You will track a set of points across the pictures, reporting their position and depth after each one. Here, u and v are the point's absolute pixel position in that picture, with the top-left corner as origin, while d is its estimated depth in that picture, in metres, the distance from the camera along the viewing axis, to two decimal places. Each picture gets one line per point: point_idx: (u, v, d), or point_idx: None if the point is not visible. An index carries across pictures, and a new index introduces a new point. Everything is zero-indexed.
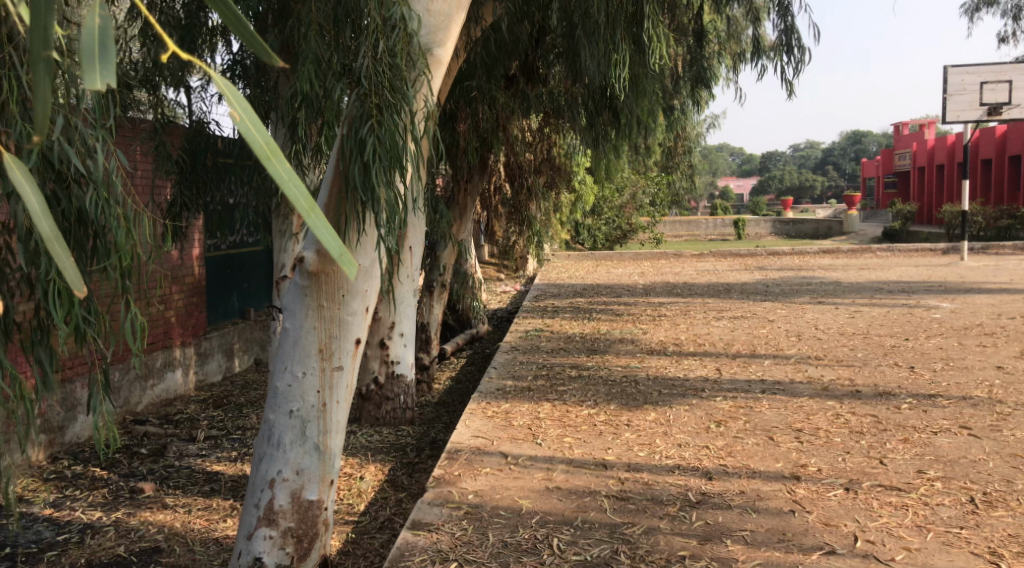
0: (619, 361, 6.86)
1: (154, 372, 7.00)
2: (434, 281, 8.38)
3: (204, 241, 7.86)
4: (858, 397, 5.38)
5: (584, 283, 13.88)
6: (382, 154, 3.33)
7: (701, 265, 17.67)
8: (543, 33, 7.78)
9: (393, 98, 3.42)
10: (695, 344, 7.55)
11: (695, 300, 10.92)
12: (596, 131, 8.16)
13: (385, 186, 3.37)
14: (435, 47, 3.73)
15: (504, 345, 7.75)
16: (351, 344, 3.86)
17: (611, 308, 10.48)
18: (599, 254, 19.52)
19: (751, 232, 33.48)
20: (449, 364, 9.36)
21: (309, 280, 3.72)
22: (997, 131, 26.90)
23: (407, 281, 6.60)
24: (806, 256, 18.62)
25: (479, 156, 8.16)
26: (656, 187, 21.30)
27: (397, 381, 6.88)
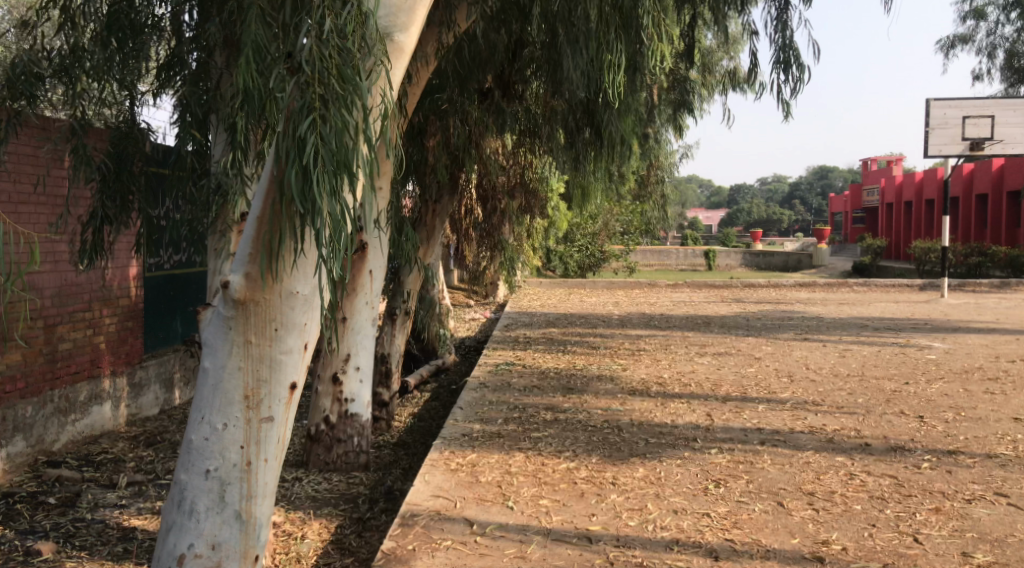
0: (598, 402, 6.21)
1: (77, 407, 6.15)
2: (396, 309, 7.61)
3: (141, 258, 7.06)
4: (870, 452, 4.78)
5: (557, 312, 13.27)
6: (326, 158, 2.69)
7: (676, 296, 17.16)
8: (522, 45, 7.23)
9: (342, 90, 2.77)
10: (680, 384, 6.95)
11: (675, 334, 10.34)
12: (577, 150, 7.57)
13: (328, 197, 2.72)
14: (395, 30, 3.08)
15: (472, 381, 7.05)
16: (285, 389, 3.14)
17: (587, 340, 9.86)
18: (572, 281, 18.95)
19: (722, 263, 33.22)
20: (412, 398, 8.62)
21: (235, 310, 3.03)
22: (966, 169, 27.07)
23: (365, 309, 6.02)
24: (782, 290, 18.27)
25: (449, 174, 7.51)
26: (631, 215, 20.87)
27: (350, 421, 6.15)
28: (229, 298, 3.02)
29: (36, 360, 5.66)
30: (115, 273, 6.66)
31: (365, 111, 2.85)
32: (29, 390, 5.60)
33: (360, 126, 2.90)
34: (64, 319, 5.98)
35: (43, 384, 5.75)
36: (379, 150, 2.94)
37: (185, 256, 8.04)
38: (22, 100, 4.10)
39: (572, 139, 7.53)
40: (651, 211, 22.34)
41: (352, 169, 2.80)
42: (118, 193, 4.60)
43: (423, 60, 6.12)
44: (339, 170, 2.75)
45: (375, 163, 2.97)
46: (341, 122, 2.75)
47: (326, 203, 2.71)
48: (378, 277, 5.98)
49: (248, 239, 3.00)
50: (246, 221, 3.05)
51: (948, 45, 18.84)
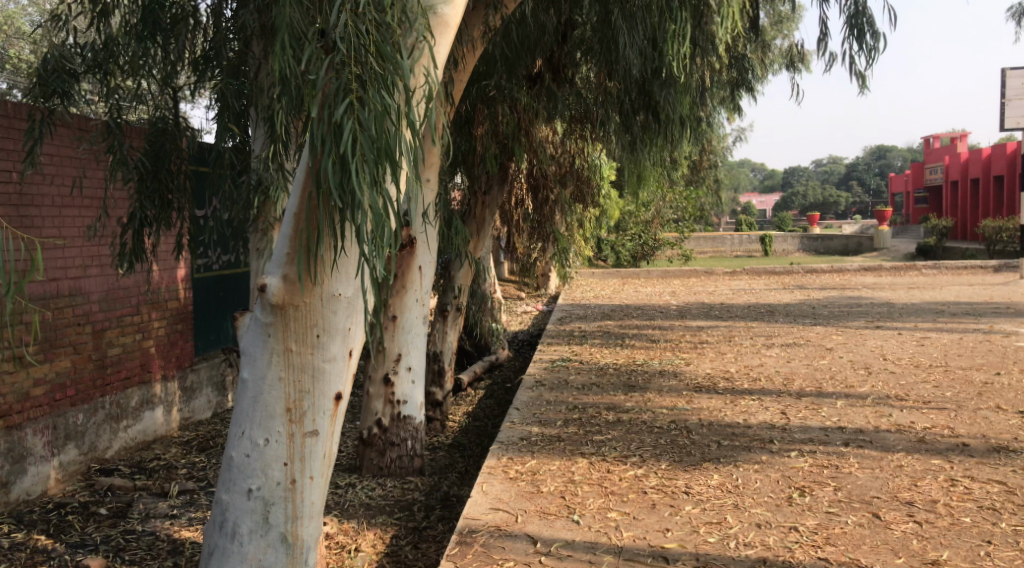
0: (662, 401, 5.85)
1: (128, 413, 6.04)
2: (447, 305, 7.36)
3: (189, 260, 6.94)
4: (970, 453, 4.32)
5: (612, 304, 12.88)
6: (364, 146, 2.42)
7: (734, 284, 16.59)
8: (572, 26, 7.04)
9: (381, 69, 2.49)
10: (748, 379, 6.54)
11: (738, 325, 9.87)
12: (633, 134, 7.12)
13: (370, 189, 2.45)
14: (439, 3, 2.80)
15: (529, 380, 6.75)
16: (329, 401, 2.88)
17: (645, 333, 9.48)
18: (625, 271, 18.50)
19: (779, 248, 32.21)
20: (466, 396, 8.38)
21: (273, 316, 2.79)
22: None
23: (416, 305, 5.84)
24: (846, 275, 17.51)
25: (499, 165, 7.24)
26: (684, 201, 20.27)
27: (403, 424, 5.93)
28: (267, 303, 2.79)
29: (86, 366, 5.56)
30: (161, 275, 6.55)
31: (407, 92, 2.57)
32: (80, 398, 5.50)
33: (402, 110, 2.62)
34: (113, 323, 5.87)
35: (94, 391, 5.64)
36: (424, 136, 2.66)
37: (234, 256, 7.91)
38: (55, 97, 3.95)
39: (628, 121, 7.10)
40: (704, 197, 21.67)
41: (394, 158, 2.52)
42: (157, 193, 4.40)
43: (469, 44, 5.85)
44: (380, 158, 2.47)
45: (420, 151, 2.68)
46: (380, 104, 2.47)
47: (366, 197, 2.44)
48: (427, 273, 5.81)
49: (285, 237, 2.76)
50: (283, 218, 2.81)
51: (1020, 11, 17.61)
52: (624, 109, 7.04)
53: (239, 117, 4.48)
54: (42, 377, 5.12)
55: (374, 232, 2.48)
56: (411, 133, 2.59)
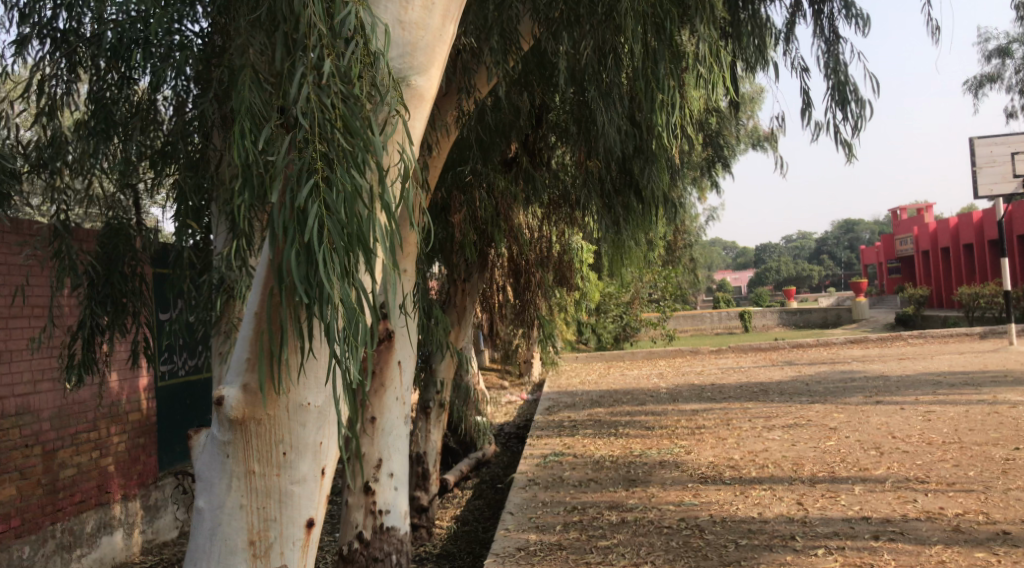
0: (667, 496, 5.41)
1: (83, 540, 5.47)
2: (430, 401, 6.97)
3: (153, 366, 6.49)
4: (1014, 543, 3.93)
5: (600, 389, 12.46)
6: (332, 232, 2.11)
7: (723, 362, 16.27)
8: (546, 110, 6.92)
9: (349, 146, 2.21)
10: (756, 467, 6.12)
11: (733, 406, 9.48)
12: (616, 213, 6.88)
13: (339, 280, 2.12)
14: (411, 73, 2.56)
15: (521, 478, 6.29)
16: (300, 530, 2.46)
17: (639, 420, 9.05)
18: (609, 354, 18.16)
19: (759, 323, 32.11)
20: (453, 498, 7.84)
21: (231, 433, 2.40)
22: None
23: (396, 405, 5.45)
24: (833, 348, 17.29)
25: (478, 251, 7.03)
26: (664, 281, 20.16)
27: (387, 537, 5.44)
28: (224, 418, 2.40)
29: (34, 492, 5.04)
30: (123, 385, 6.09)
31: (380, 171, 2.28)
32: (26, 528, 4.94)
33: (375, 190, 2.33)
34: (66, 442, 5.38)
35: (42, 519, 5.10)
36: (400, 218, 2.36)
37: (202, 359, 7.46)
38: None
39: (609, 201, 6.86)
40: (683, 277, 21.57)
41: (367, 244, 2.21)
42: (110, 298, 4.02)
43: (442, 129, 5.73)
44: (351, 246, 2.16)
45: (397, 236, 2.37)
46: (348, 184, 2.18)
47: (335, 292, 2.11)
48: (408, 368, 5.44)
49: (244, 341, 2.41)
50: (243, 319, 2.46)
51: (976, 84, 18.21)
52: (605, 188, 6.81)
53: (197, 213, 4.21)
54: None
55: (345, 332, 2.13)
56: (388, 217, 2.29)
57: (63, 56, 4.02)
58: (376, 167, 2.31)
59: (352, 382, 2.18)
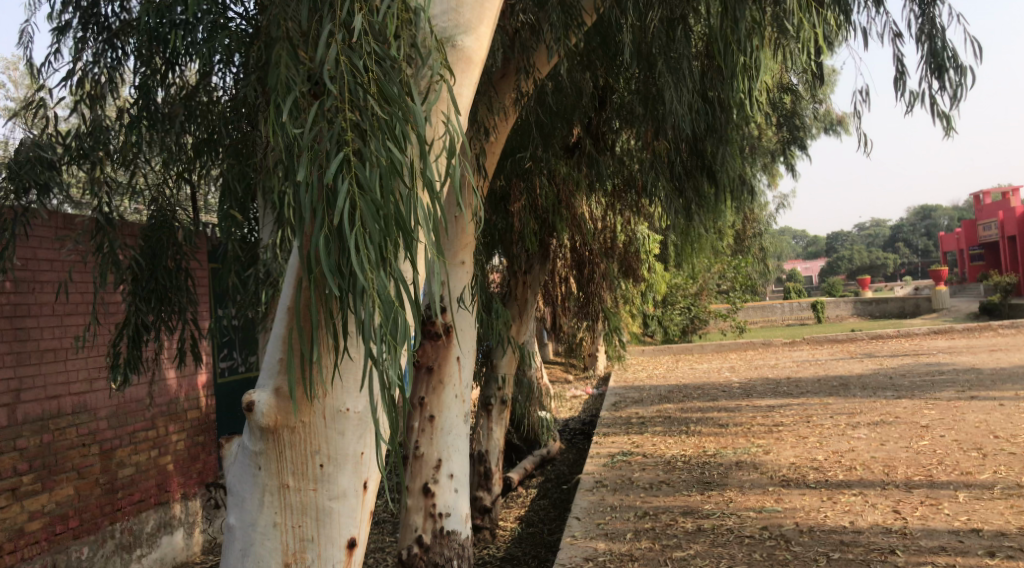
0: (748, 502, 5.00)
1: (142, 540, 5.38)
2: (492, 397, 6.68)
3: (210, 363, 6.39)
4: None
5: (668, 384, 11.98)
6: (365, 215, 1.84)
7: (797, 355, 15.55)
8: (610, 90, 6.55)
9: (385, 115, 1.94)
10: (844, 470, 5.63)
11: (812, 402, 8.92)
12: (688, 198, 6.47)
13: (373, 268, 1.84)
14: (457, 32, 2.26)
15: (588, 480, 5.96)
16: (340, 551, 2.19)
17: (711, 416, 8.59)
18: (676, 348, 17.60)
19: (832, 314, 30.82)
20: (517, 498, 7.56)
21: (262, 443, 2.15)
22: None
23: (456, 404, 5.32)
24: (916, 339, 16.34)
25: (540, 241, 6.75)
26: (734, 271, 19.43)
27: (447, 542, 5.18)
28: (256, 425, 2.16)
29: (92, 492, 4.96)
30: (182, 382, 6.00)
31: (421, 143, 2.00)
32: (85, 529, 4.87)
33: (416, 166, 2.05)
34: (124, 441, 5.30)
35: (101, 519, 5.02)
36: (445, 197, 2.07)
37: None
38: (32, 192, 3.48)
39: (680, 184, 6.45)
40: (753, 267, 20.79)
41: (406, 227, 1.92)
42: (155, 294, 3.84)
43: (500, 112, 5.47)
44: (387, 231, 1.88)
45: (443, 220, 2.09)
46: (384, 158, 1.90)
47: (369, 284, 1.83)
48: (467, 364, 5.36)
49: (276, 340, 2.17)
50: (274, 316, 2.21)
51: None
52: (675, 171, 6.38)
53: (243, 203, 4.02)
54: (38, 508, 4.53)
55: (381, 329, 1.85)
56: (431, 197, 2.01)
57: (106, 40, 3.86)
58: (416, 139, 2.03)
59: (392, 388, 1.90)
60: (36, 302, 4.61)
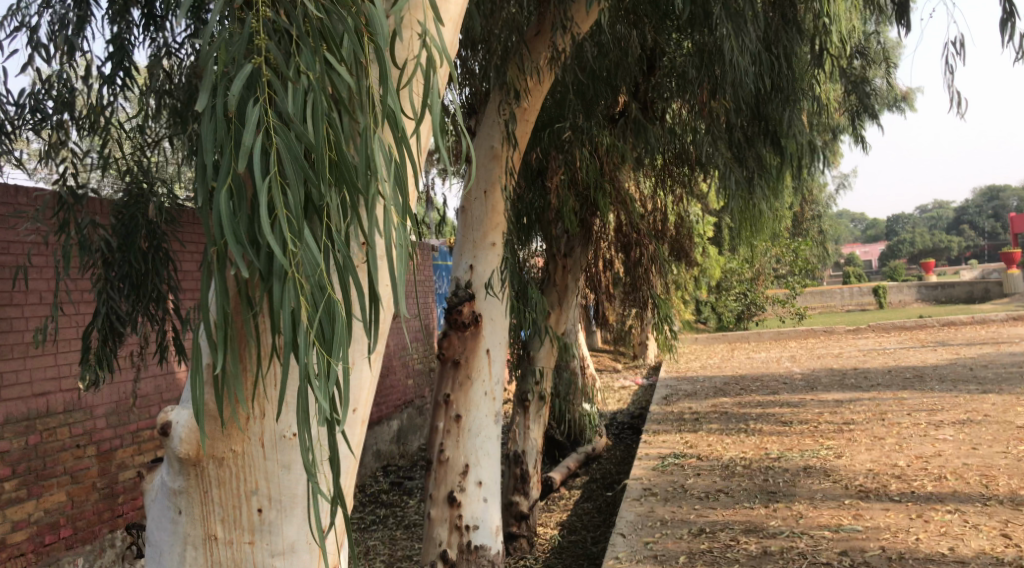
0: (821, 518, 4.32)
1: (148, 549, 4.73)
2: (529, 392, 6.09)
3: None
4: None
5: (724, 375, 11.20)
6: (285, 156, 1.39)
7: (862, 343, 14.56)
8: (658, 53, 5.99)
9: (321, 16, 1.49)
10: (932, 480, 4.89)
11: (885, 397, 8.10)
12: (750, 169, 5.76)
13: (291, 234, 1.38)
14: None
15: (635, 487, 5.32)
16: None
17: (772, 412, 7.85)
18: (731, 336, 16.74)
19: (895, 299, 29.33)
20: (558, 501, 6.96)
21: (181, 480, 1.61)
22: None
23: (485, 401, 4.80)
24: (993, 326, 15.19)
25: (581, 221, 6.16)
26: (793, 255, 18.40)
27: (477, 557, 4.60)
28: (172, 455, 1.60)
29: (88, 497, 4.31)
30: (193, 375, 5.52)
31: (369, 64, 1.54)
32: (81, 538, 4.22)
33: (372, 100, 1.57)
34: (126, 441, 4.65)
35: (99, 526, 4.36)
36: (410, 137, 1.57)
37: None
38: None
39: (740, 153, 5.76)
40: (813, 250, 19.69)
41: (346, 178, 1.45)
42: (127, 278, 3.29)
43: (534, 73, 4.94)
44: (320, 181, 1.42)
45: (410, 172, 1.63)
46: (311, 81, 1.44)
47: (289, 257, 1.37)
48: (497, 357, 4.87)
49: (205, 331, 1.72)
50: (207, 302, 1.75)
51: None
52: (734, 138, 5.70)
53: None
54: (23, 518, 3.87)
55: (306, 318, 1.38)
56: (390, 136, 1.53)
57: None
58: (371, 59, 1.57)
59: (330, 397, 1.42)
60: (20, 288, 3.96)
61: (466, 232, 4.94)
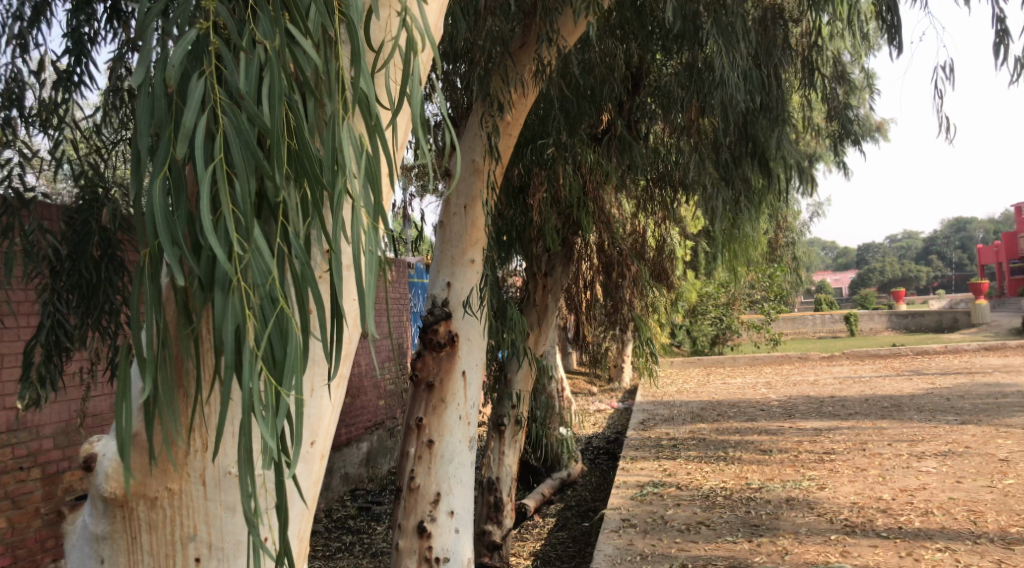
0: (807, 554, 4.14)
1: None
2: (504, 415, 5.88)
3: None
4: None
5: (700, 400, 11.06)
6: (233, 142, 1.28)
7: (837, 370, 14.53)
8: (644, 72, 5.90)
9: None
10: (917, 514, 4.75)
11: (865, 426, 7.98)
12: (735, 190, 5.65)
13: (237, 229, 1.27)
14: None
15: (614, 518, 5.11)
16: None
17: (751, 440, 7.70)
18: (706, 361, 16.64)
19: (866, 327, 29.53)
20: (531, 528, 6.73)
21: (108, 523, 1.52)
22: None
23: (459, 426, 4.58)
24: (966, 356, 15.24)
25: (562, 239, 6.00)
26: (769, 280, 18.41)
27: None
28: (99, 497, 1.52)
29: (30, 524, 4.00)
30: None
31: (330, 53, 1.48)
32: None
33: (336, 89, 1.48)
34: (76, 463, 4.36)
35: (41, 555, 4.05)
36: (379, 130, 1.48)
37: None
38: None
39: (726, 173, 5.64)
40: (788, 276, 19.73)
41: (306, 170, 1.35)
42: (76, 288, 3.04)
43: (518, 85, 4.78)
44: (274, 174, 1.32)
45: (380, 169, 1.52)
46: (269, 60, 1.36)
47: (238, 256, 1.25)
48: (472, 380, 4.66)
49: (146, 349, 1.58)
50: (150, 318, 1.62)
51: None
52: (720, 158, 5.58)
53: None
54: None
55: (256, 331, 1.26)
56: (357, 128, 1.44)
57: None
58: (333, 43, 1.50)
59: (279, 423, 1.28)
60: None
61: (444, 248, 4.74)
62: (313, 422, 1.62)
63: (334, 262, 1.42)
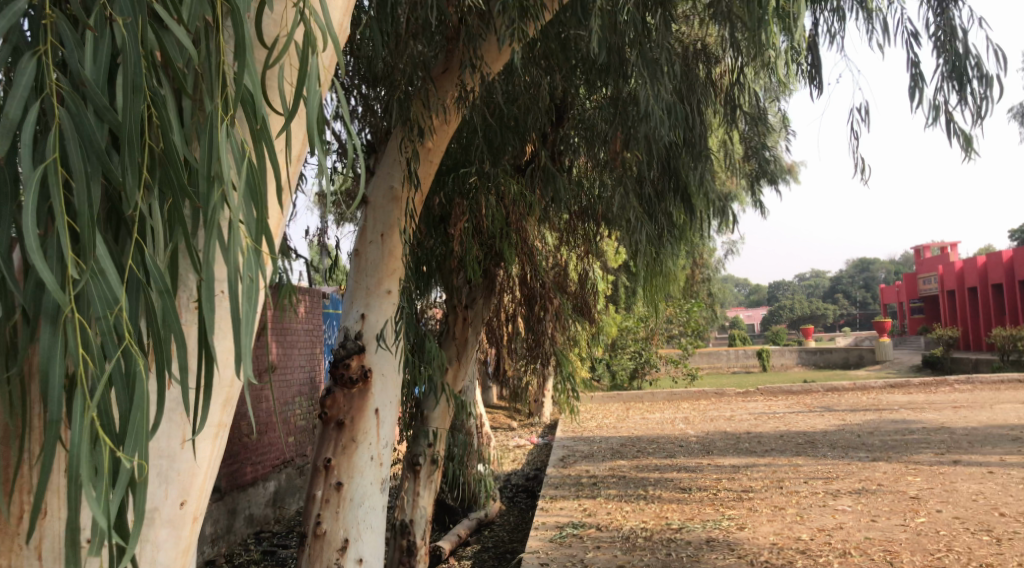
0: None
1: None
2: (420, 455, 5.60)
3: None
4: None
5: (620, 436, 10.98)
6: (74, 164, 1.43)
7: (752, 405, 14.76)
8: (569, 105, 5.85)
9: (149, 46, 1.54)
10: (836, 556, 4.71)
11: (781, 463, 8.03)
12: (659, 225, 5.60)
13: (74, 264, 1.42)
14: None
15: (533, 563, 4.88)
16: None
17: (671, 478, 7.62)
18: (626, 395, 16.67)
19: (778, 363, 30.40)
20: None
21: None
22: (1005, 256, 24.76)
23: (371, 467, 4.30)
24: (872, 393, 15.77)
25: (484, 272, 5.84)
26: (687, 316, 18.69)
27: None
28: None
29: None
30: None
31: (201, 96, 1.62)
32: None
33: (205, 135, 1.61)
34: None
35: None
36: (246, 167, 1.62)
37: None
38: None
39: (650, 208, 5.58)
40: (705, 312, 20.09)
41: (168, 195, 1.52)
42: None
43: (439, 111, 4.59)
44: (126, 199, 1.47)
45: (259, 194, 1.66)
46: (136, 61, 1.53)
47: (86, 266, 1.41)
48: (386, 418, 4.39)
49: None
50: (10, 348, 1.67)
51: None
52: (644, 193, 5.52)
53: None
54: None
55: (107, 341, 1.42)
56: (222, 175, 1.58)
57: None
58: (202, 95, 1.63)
59: (111, 463, 1.42)
60: None
61: (359, 277, 4.49)
62: (186, 473, 1.68)
63: (205, 286, 1.53)
